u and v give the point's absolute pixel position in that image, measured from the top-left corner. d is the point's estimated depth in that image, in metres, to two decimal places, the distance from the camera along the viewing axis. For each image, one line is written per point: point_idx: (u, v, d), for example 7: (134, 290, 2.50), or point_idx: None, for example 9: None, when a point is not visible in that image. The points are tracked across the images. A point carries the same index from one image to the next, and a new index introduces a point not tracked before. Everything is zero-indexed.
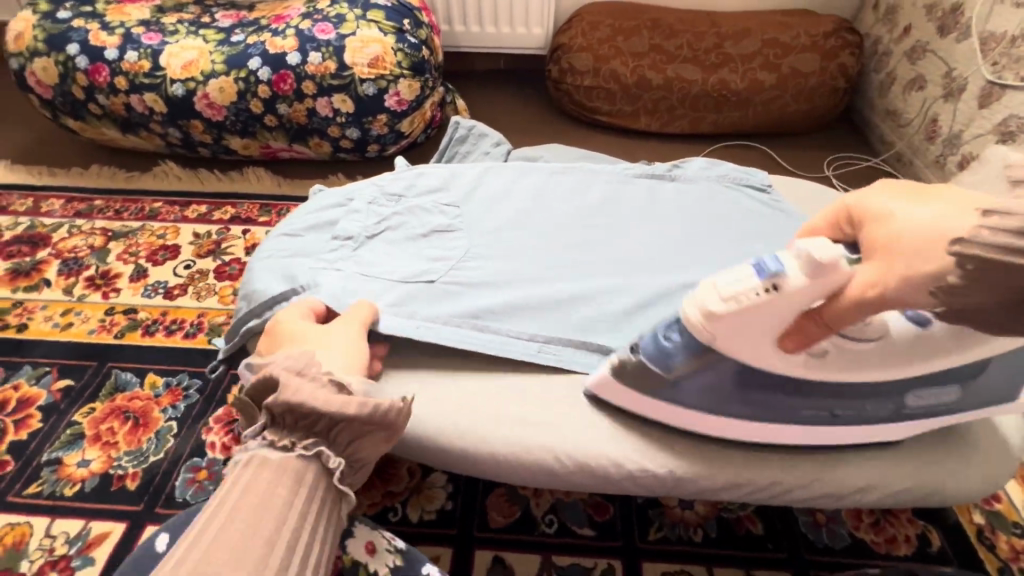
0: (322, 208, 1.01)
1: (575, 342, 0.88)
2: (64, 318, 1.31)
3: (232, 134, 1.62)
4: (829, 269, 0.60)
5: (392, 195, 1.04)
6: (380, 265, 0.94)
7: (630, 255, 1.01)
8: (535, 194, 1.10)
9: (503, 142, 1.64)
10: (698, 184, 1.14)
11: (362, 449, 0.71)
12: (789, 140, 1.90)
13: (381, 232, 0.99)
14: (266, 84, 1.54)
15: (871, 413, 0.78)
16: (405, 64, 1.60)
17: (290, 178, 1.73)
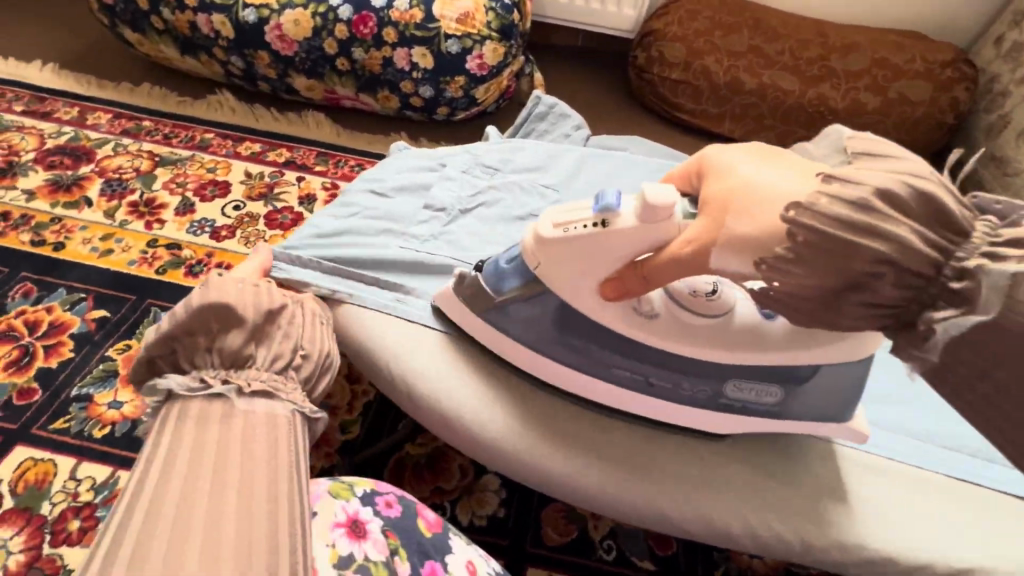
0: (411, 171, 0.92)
1: None
2: (103, 243, 1.22)
3: (298, 72, 1.51)
4: (661, 212, 0.64)
5: (486, 167, 0.95)
6: (471, 247, 0.87)
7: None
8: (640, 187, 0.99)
9: (584, 126, 1.53)
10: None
11: (227, 345, 0.66)
12: None
13: (474, 209, 0.91)
14: (346, 23, 1.43)
15: (688, 396, 0.78)
16: (494, 25, 1.49)
17: (350, 130, 1.63)
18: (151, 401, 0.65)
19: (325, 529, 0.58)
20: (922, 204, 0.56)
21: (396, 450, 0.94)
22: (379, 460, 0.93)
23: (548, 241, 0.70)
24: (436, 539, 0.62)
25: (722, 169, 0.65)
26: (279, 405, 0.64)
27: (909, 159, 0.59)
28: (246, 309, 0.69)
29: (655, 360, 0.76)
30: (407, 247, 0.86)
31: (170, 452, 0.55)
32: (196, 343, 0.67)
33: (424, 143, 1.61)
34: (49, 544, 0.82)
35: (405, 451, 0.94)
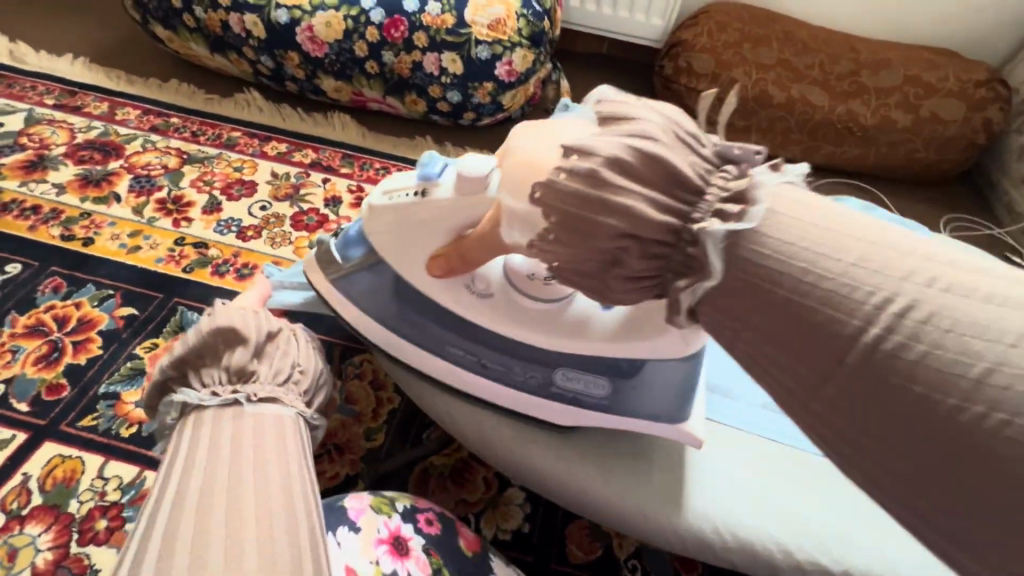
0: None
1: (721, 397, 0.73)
2: (132, 240, 1.23)
3: (327, 73, 1.51)
4: (472, 184, 0.67)
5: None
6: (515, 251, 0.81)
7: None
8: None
9: None
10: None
11: (231, 359, 0.69)
12: (903, 188, 1.77)
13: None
14: (377, 26, 1.43)
15: (521, 381, 0.82)
16: (524, 32, 1.48)
17: (376, 132, 1.63)
18: (168, 419, 0.68)
19: (369, 545, 0.62)
20: (649, 169, 0.46)
21: (421, 459, 0.93)
22: (404, 470, 0.93)
23: (379, 209, 0.75)
24: (474, 559, 0.65)
25: (523, 136, 0.56)
26: (285, 409, 0.67)
27: (651, 119, 0.48)
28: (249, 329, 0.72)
29: (469, 334, 0.82)
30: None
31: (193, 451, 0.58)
32: (206, 364, 0.70)
33: (449, 148, 1.61)
34: (77, 543, 0.82)
35: (429, 461, 0.94)
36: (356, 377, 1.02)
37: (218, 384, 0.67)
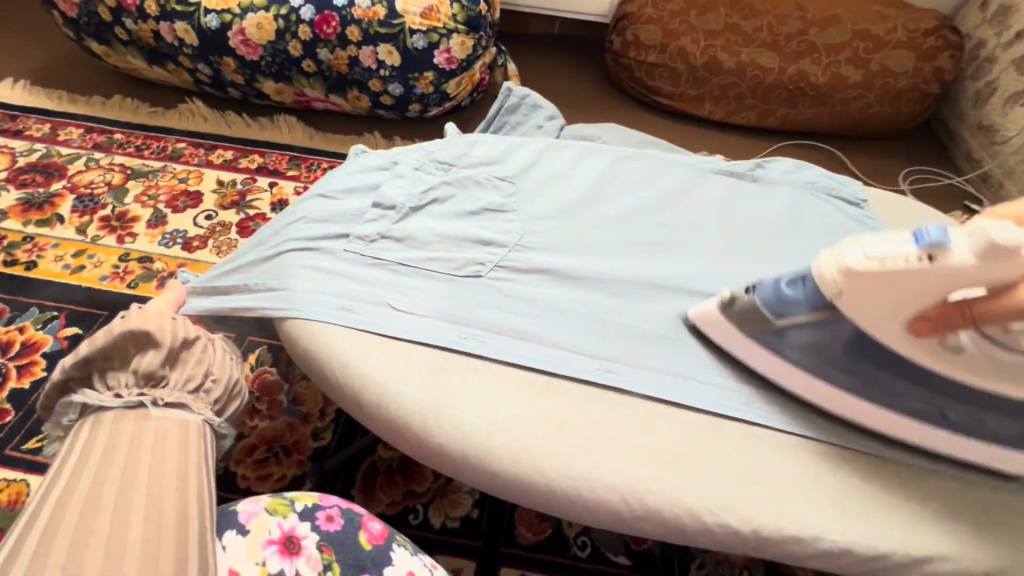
0: (363, 169, 0.89)
1: (642, 364, 0.71)
2: (76, 260, 1.22)
3: (266, 77, 1.50)
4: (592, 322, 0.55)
5: (441, 166, 0.92)
6: (428, 239, 0.80)
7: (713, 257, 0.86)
8: (602, 176, 0.97)
9: (557, 116, 1.51)
10: (782, 188, 0.99)
11: (137, 362, 0.68)
12: (861, 145, 1.75)
13: (430, 205, 0.86)
14: (308, 24, 1.41)
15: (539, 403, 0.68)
16: (460, 18, 1.46)
17: (323, 132, 1.61)
18: (68, 418, 0.68)
19: (257, 546, 0.59)
20: None
21: (367, 454, 0.93)
22: (351, 466, 0.93)
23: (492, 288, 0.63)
24: (378, 551, 0.61)
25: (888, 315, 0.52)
26: (190, 417, 0.67)
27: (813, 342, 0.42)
28: (162, 332, 0.70)
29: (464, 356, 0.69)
30: (354, 241, 0.78)
31: (82, 458, 0.57)
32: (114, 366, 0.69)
33: (398, 141, 1.60)
34: None
35: (376, 456, 0.94)
36: (302, 379, 1.02)
37: (122, 387, 0.67)
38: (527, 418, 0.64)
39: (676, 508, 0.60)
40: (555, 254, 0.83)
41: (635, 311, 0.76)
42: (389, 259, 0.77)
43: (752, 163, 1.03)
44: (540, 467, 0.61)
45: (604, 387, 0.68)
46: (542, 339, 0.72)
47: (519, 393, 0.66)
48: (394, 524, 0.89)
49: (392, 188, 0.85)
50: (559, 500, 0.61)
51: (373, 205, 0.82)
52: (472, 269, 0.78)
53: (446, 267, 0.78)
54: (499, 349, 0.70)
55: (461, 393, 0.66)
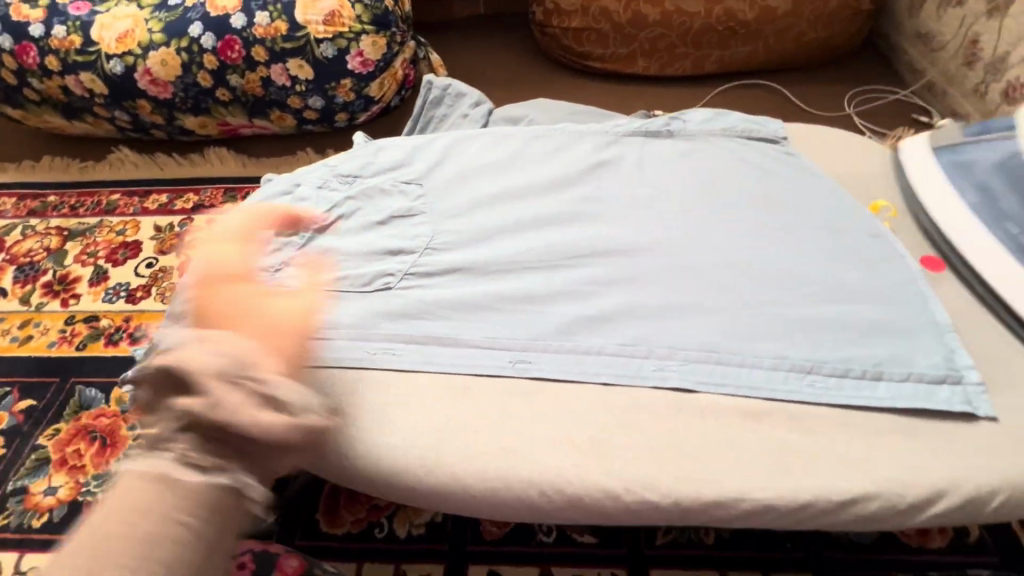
0: (269, 195, 0.87)
1: (557, 350, 0.69)
2: (23, 331, 1.22)
3: (184, 112, 1.47)
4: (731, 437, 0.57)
5: (348, 179, 0.90)
6: (337, 258, 0.79)
7: (628, 226, 0.85)
8: (513, 160, 0.95)
9: (483, 101, 1.47)
10: (700, 141, 0.97)
11: None
12: (802, 74, 1.70)
13: (338, 223, 0.84)
14: (212, 52, 1.37)
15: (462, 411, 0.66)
16: (365, 18, 1.42)
17: (256, 157, 1.58)
18: None
19: None
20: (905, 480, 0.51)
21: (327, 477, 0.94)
22: (313, 492, 0.93)
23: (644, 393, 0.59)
24: None
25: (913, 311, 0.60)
26: None
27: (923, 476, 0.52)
28: None
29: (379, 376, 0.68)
30: (262, 271, 0.77)
31: None
32: None
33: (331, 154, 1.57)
34: None
35: None
36: None
37: None
38: (436, 426, 0.63)
39: (591, 491, 0.59)
40: (465, 251, 0.82)
41: (548, 294, 0.76)
42: (298, 284, 0.75)
43: (666, 118, 1.00)
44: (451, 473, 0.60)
45: (519, 379, 0.67)
46: (453, 339, 0.70)
47: (430, 401, 0.65)
48: (360, 541, 0.89)
49: (296, 211, 0.84)
50: (476, 501, 0.60)
51: (279, 231, 0.81)
52: (383, 281, 0.77)
53: (356, 283, 0.76)
54: (407, 357, 0.69)
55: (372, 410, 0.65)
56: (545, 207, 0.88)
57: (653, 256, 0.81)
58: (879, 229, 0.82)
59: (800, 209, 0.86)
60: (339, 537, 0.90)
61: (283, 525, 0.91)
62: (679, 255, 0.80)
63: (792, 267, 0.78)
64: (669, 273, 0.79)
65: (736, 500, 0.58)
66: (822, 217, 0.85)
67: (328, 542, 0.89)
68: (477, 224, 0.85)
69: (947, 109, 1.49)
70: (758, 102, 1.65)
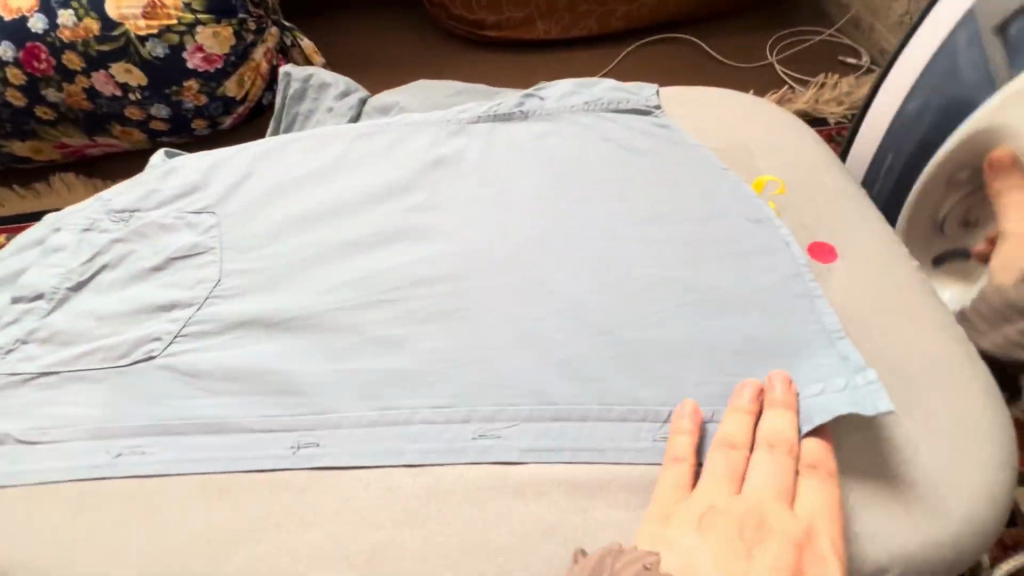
0: (24, 248, 0.73)
1: (351, 424, 0.56)
2: None
3: (6, 138, 1.27)
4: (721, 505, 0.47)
5: (118, 213, 0.74)
6: (90, 325, 0.66)
7: (457, 238, 0.68)
8: (329, 166, 0.76)
9: (359, 90, 1.19)
10: (558, 121, 0.79)
11: None
12: (721, 21, 1.52)
13: (99, 275, 0.70)
14: (15, 65, 1.17)
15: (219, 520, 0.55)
16: (198, 5, 1.22)
17: (109, 180, 1.38)
18: None
19: None
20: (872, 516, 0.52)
21: None
22: None
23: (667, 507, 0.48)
24: None
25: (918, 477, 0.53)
26: None
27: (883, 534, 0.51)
28: None
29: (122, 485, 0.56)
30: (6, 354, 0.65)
31: None
32: None
33: None
34: None
35: None
36: None
37: None
38: (206, 536, 0.53)
39: None
40: (252, 295, 0.66)
41: (344, 343, 0.61)
42: (41, 365, 0.64)
43: (519, 96, 0.82)
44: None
45: (305, 462, 0.56)
46: (226, 419, 0.58)
47: (201, 505, 0.55)
48: None
49: (49, 268, 0.70)
50: None
51: (27, 299, 0.68)
52: (146, 351, 0.63)
53: (111, 354, 0.63)
54: (173, 450, 0.57)
55: (127, 525, 0.54)
56: (354, 223, 0.71)
57: (484, 279, 0.64)
58: (761, 216, 0.68)
59: (671, 194, 0.70)
60: None
61: None
62: (520, 275, 0.64)
63: (654, 273, 0.63)
64: (506, 297, 0.63)
65: None
66: (698, 205, 0.69)
67: None
68: (271, 257, 0.68)
69: (874, 49, 1.35)
70: (672, 58, 1.48)
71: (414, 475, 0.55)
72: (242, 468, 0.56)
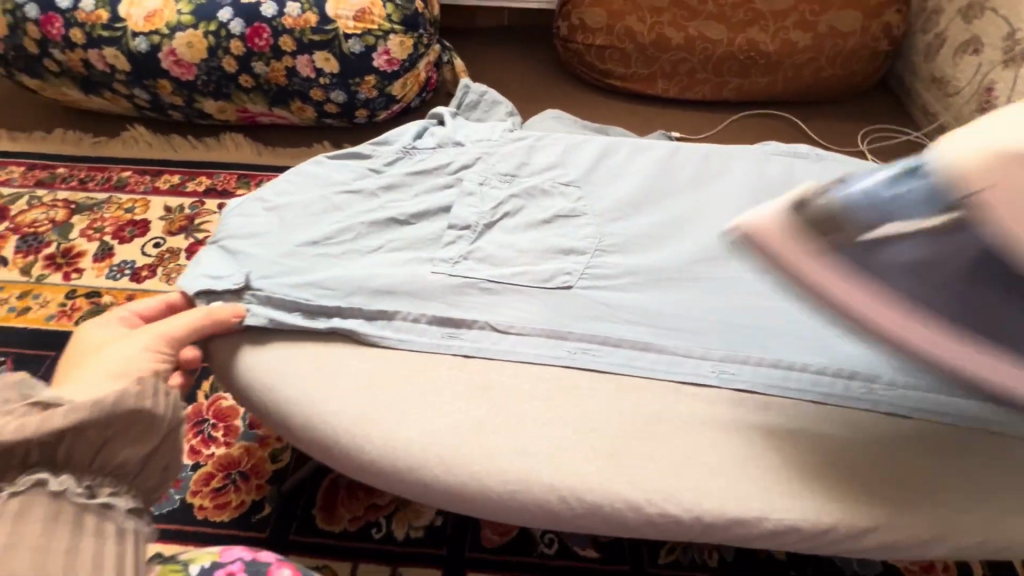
0: (340, 175, 0.89)
1: (584, 338, 0.70)
2: (21, 301, 1.20)
3: (204, 96, 1.46)
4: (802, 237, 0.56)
5: (346, 193, 0.86)
6: (319, 290, 0.73)
7: (660, 257, 0.79)
8: (556, 175, 0.92)
9: (517, 112, 1.47)
10: (751, 160, 0.95)
11: (115, 453, 0.50)
12: (818, 108, 1.73)
13: (330, 240, 0.80)
14: (240, 38, 1.37)
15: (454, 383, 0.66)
16: (396, 17, 1.42)
17: (271, 146, 1.57)
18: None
19: None
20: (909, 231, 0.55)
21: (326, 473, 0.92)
22: (310, 486, 0.91)
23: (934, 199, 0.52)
24: None
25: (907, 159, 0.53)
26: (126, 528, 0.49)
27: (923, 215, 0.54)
28: (147, 421, 0.52)
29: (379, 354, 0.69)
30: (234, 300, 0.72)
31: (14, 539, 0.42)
32: (76, 452, 0.48)
33: None
34: None
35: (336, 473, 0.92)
36: None
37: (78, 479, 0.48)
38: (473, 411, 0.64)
39: (593, 488, 0.58)
40: (492, 285, 0.76)
41: (621, 311, 0.73)
42: (268, 325, 0.70)
43: (766, 163, 0.94)
44: (462, 463, 0.60)
45: (563, 383, 0.66)
46: (481, 343, 0.70)
47: (461, 385, 0.66)
48: (357, 541, 0.87)
49: (281, 230, 0.80)
50: (496, 504, 0.59)
51: (261, 252, 0.77)
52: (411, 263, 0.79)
53: (353, 317, 0.72)
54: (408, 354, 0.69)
55: (399, 376, 0.67)
56: (574, 232, 0.84)
57: (695, 306, 0.74)
58: None
59: None
60: (336, 534, 0.87)
61: (279, 518, 0.88)
62: (704, 253, 0.80)
63: None
64: (722, 299, 0.75)
65: (760, 520, 0.57)
66: None
67: (325, 540, 0.87)
68: (538, 227, 0.85)
69: None
70: (770, 132, 1.67)
71: (631, 386, 0.66)
72: (486, 358, 0.69)
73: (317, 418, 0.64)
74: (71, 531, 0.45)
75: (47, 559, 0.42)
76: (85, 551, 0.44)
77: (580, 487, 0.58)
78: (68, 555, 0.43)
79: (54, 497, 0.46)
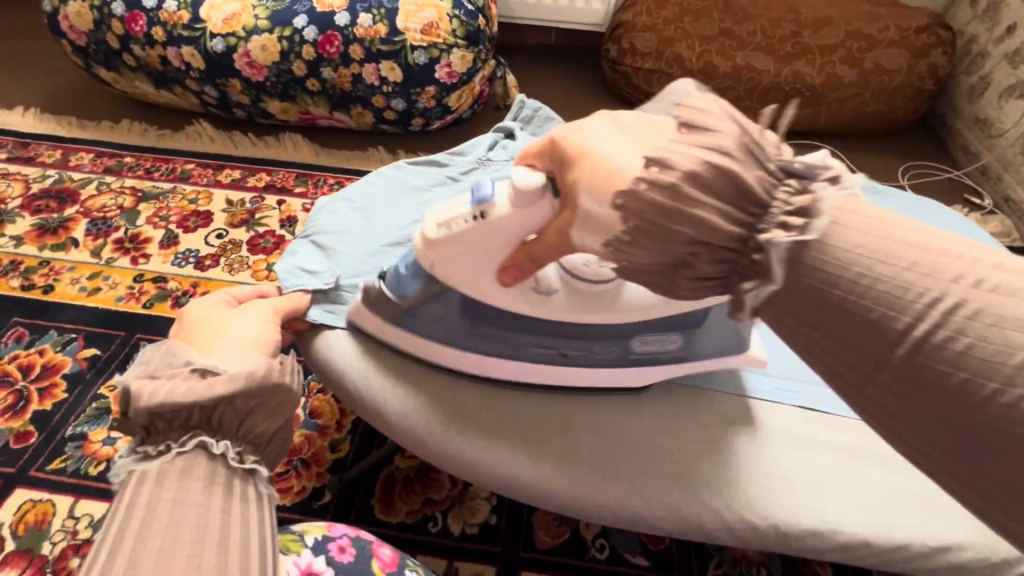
0: (422, 182, 0.94)
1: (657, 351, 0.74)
2: (91, 282, 1.26)
3: (271, 97, 1.53)
4: (530, 198, 0.55)
5: (426, 199, 0.91)
6: None
7: None
8: None
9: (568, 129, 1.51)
10: None
11: (256, 424, 0.56)
12: (860, 142, 1.76)
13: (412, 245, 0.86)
14: (312, 44, 1.44)
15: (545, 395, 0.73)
16: (460, 32, 1.48)
17: (327, 148, 1.61)
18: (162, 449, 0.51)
19: None
20: (719, 180, 0.37)
21: (384, 465, 0.94)
22: (369, 477, 0.94)
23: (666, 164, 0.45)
24: None
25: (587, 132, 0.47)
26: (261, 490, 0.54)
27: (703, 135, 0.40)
28: (276, 398, 0.58)
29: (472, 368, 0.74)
30: (326, 297, 0.79)
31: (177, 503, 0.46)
32: (225, 421, 0.54)
33: (401, 156, 1.60)
34: None
35: (395, 465, 0.95)
36: (319, 392, 1.03)
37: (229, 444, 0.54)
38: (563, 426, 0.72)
39: None
40: None
41: None
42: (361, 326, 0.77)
43: None
44: (545, 461, 0.70)
45: None
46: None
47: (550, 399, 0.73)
48: (414, 533, 0.89)
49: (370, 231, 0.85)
50: (582, 504, 0.69)
51: (353, 254, 0.83)
52: None
53: None
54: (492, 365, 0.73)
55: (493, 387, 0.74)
56: None
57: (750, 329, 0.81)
58: None
59: None
60: (393, 525, 0.90)
61: (339, 507, 0.91)
62: None
63: None
64: None
65: None
66: None
67: (383, 530, 0.89)
68: None
69: (998, 194, 1.56)
70: None
71: None
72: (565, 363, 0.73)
73: (421, 418, 0.72)
74: (223, 495, 0.49)
75: (207, 518, 0.46)
76: (235, 513, 0.48)
77: (644, 489, 0.68)
78: (223, 516, 0.47)
79: (210, 459, 0.51)
